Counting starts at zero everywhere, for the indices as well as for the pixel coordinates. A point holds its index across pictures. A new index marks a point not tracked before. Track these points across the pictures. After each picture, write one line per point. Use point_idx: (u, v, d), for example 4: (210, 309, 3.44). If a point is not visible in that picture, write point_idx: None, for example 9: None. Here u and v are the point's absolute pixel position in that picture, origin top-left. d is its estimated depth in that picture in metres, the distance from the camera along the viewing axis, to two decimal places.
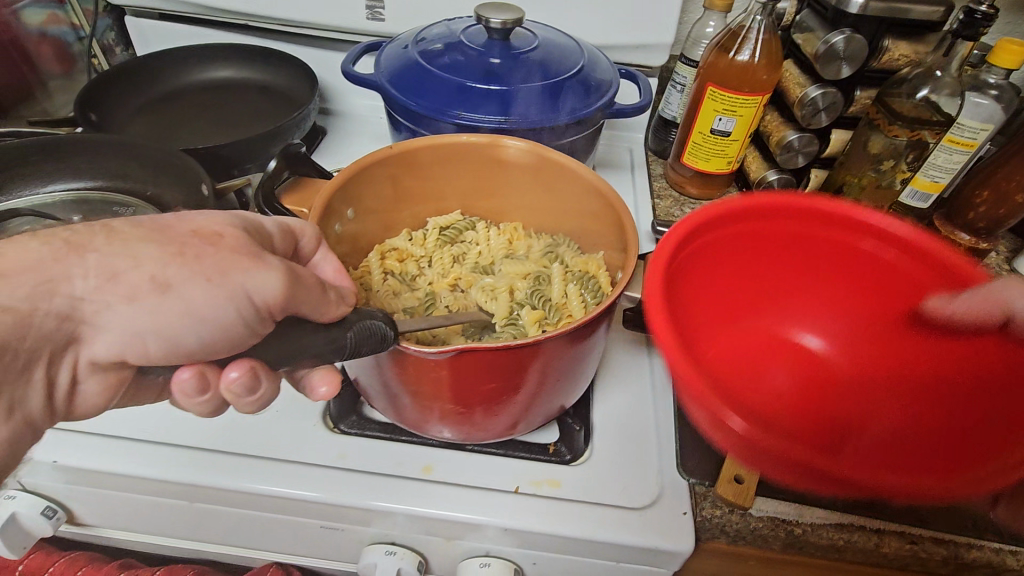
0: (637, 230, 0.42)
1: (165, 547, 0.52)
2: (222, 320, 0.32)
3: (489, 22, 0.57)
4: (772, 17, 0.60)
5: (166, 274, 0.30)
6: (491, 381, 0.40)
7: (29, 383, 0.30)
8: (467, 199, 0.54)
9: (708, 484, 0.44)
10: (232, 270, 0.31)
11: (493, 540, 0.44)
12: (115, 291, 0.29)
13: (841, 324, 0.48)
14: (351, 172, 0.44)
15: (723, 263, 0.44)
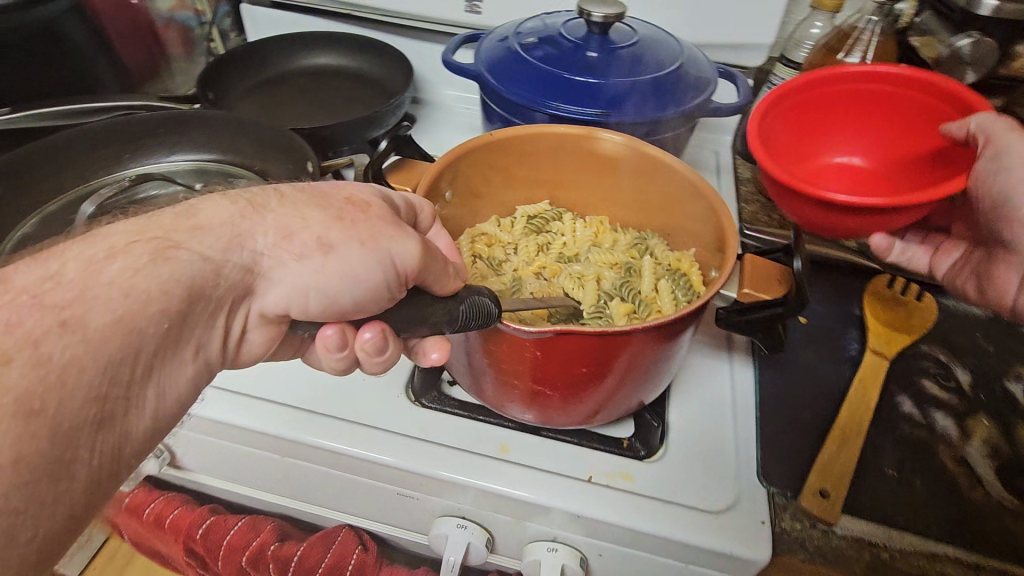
0: (736, 229, 0.41)
1: (250, 498, 0.56)
2: (372, 284, 0.32)
3: (591, 16, 0.57)
4: (888, 18, 0.58)
5: (332, 236, 0.30)
6: (578, 367, 0.40)
7: (212, 329, 0.30)
8: (557, 189, 0.55)
9: (789, 496, 0.42)
10: (383, 238, 0.32)
11: (563, 526, 0.45)
12: (290, 249, 0.30)
13: (881, 138, 0.53)
14: (455, 155, 0.45)
15: (791, 119, 0.53)
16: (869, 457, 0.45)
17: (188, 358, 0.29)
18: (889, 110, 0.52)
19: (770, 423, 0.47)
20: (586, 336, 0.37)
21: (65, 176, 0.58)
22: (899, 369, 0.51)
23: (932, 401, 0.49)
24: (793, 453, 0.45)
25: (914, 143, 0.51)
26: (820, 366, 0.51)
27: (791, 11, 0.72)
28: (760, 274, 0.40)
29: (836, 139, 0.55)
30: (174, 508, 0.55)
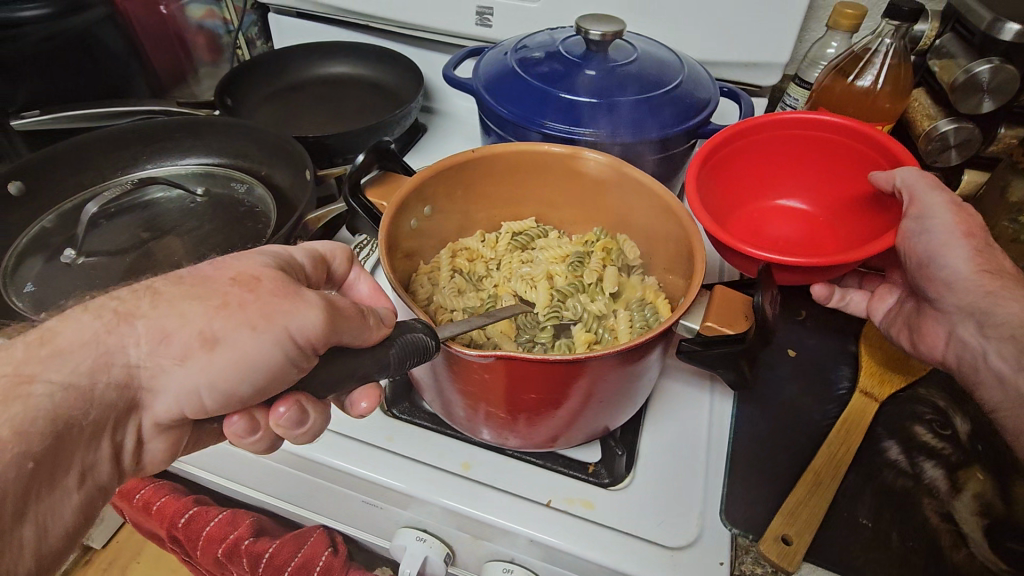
0: (706, 258, 0.40)
1: (233, 491, 0.58)
2: (271, 365, 0.33)
3: (589, 33, 0.56)
4: (905, 40, 0.55)
5: (211, 330, 0.31)
6: (534, 391, 0.40)
7: (100, 450, 0.32)
8: (544, 208, 0.55)
9: (751, 538, 0.41)
10: (276, 313, 0.32)
11: (521, 549, 0.44)
12: (167, 353, 0.31)
13: (823, 183, 0.58)
14: (431, 172, 0.46)
15: (733, 168, 0.57)
16: (842, 505, 0.42)
17: (72, 485, 0.32)
18: (822, 161, 0.57)
19: (740, 461, 0.45)
20: (538, 360, 0.37)
21: (85, 176, 0.62)
22: (889, 412, 0.48)
23: (922, 449, 0.46)
24: (761, 493, 0.43)
25: (849, 188, 0.57)
26: (803, 404, 0.49)
27: (810, 29, 0.69)
28: (725, 309, 0.40)
29: (778, 186, 0.60)
30: (162, 496, 0.58)
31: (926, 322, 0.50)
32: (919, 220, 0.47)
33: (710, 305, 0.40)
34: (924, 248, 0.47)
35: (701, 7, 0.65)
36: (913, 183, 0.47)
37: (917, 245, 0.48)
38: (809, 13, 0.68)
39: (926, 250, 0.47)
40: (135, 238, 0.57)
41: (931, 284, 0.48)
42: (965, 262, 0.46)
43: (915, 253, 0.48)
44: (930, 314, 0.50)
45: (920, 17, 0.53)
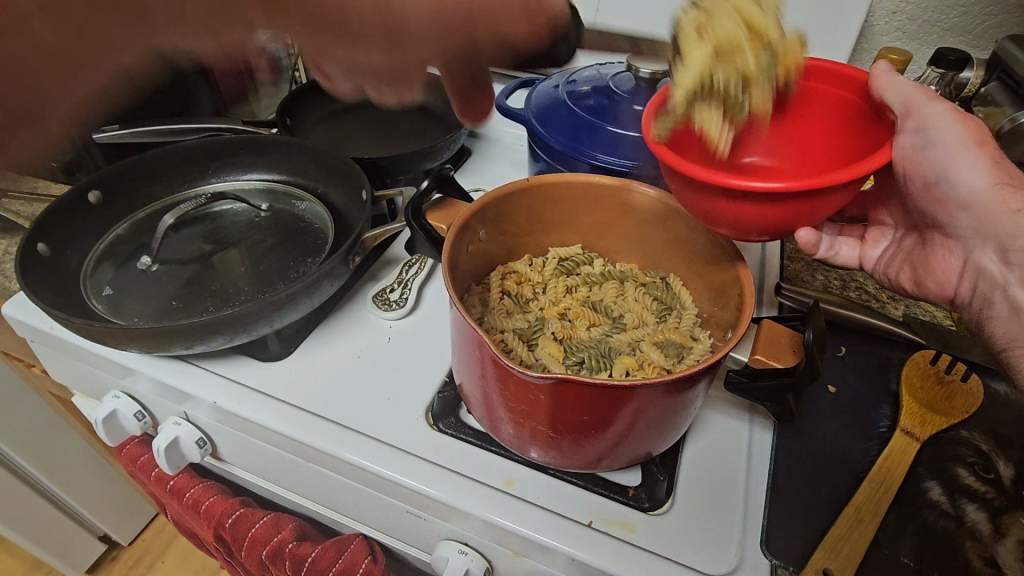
0: (756, 294, 0.42)
1: (276, 495, 0.60)
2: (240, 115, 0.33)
3: (638, 72, 0.59)
4: (950, 87, 0.57)
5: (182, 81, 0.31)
6: (583, 412, 0.41)
7: None
8: (591, 235, 0.57)
9: (792, 570, 0.42)
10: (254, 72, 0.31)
11: (561, 568, 0.45)
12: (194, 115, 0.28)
13: (780, 133, 0.50)
14: (489, 199, 0.48)
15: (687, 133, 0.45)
16: (884, 543, 0.43)
17: None
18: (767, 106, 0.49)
19: (781, 494, 0.46)
20: (589, 385, 0.38)
21: (159, 187, 0.66)
22: (931, 452, 0.49)
23: (965, 492, 0.46)
24: (803, 527, 0.44)
25: (810, 125, 0.49)
26: (843, 440, 0.49)
27: (853, 72, 0.71)
28: (773, 341, 0.41)
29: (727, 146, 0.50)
30: (210, 496, 0.60)
31: (936, 254, 0.53)
32: (921, 131, 0.46)
33: (758, 335, 0.41)
34: (935, 165, 0.47)
35: None
36: (910, 97, 0.45)
37: (927, 162, 0.48)
38: (854, 57, 0.69)
39: (936, 166, 0.47)
40: (200, 249, 0.60)
41: (945, 207, 0.50)
42: (981, 174, 0.46)
43: (925, 170, 0.48)
44: (942, 245, 0.53)
45: (966, 65, 0.55)
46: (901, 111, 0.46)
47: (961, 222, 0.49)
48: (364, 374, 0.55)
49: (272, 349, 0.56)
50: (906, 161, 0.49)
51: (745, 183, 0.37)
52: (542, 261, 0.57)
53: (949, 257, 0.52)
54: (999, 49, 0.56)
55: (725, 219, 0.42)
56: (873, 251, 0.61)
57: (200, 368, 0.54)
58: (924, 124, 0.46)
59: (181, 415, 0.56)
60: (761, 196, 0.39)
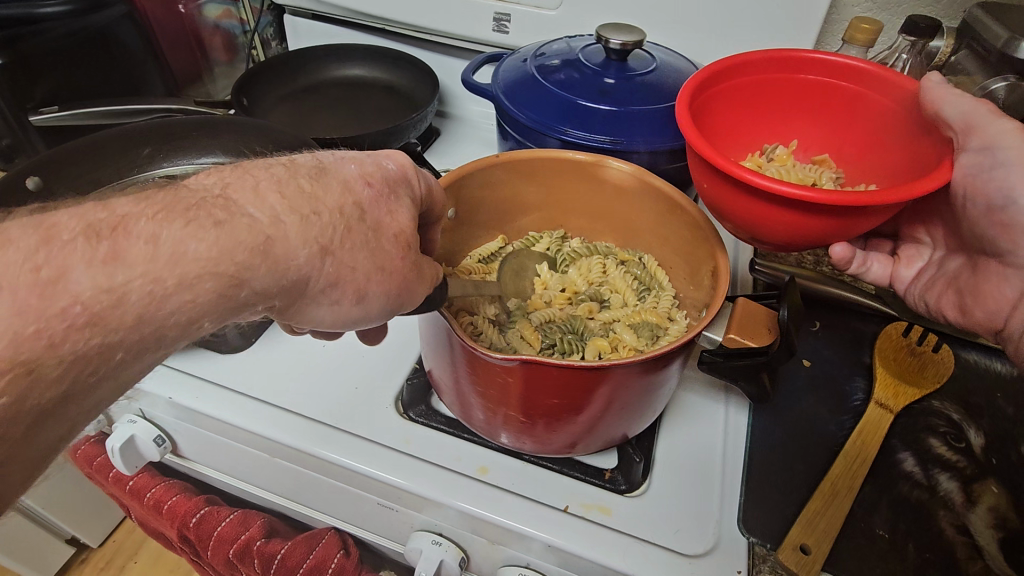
0: (730, 275, 0.40)
1: (244, 493, 0.58)
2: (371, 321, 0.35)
3: (609, 42, 0.57)
4: (922, 56, 0.57)
5: (368, 288, 0.33)
6: (560, 398, 0.40)
7: None
8: (567, 218, 0.56)
9: (769, 547, 0.41)
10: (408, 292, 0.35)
11: (536, 555, 0.44)
12: (329, 295, 0.32)
13: (820, 126, 0.51)
14: (460, 174, 0.46)
15: (723, 108, 0.49)
16: (859, 516, 0.43)
17: None
18: (821, 100, 0.50)
19: (758, 470, 0.46)
20: (560, 367, 0.37)
21: (102, 171, 0.60)
22: (903, 423, 0.49)
23: (936, 461, 0.46)
24: (778, 505, 0.43)
25: (851, 125, 0.49)
26: (817, 416, 0.49)
27: (825, 44, 0.70)
28: (748, 320, 0.40)
29: (774, 128, 0.53)
30: (173, 495, 0.58)
31: (989, 283, 0.47)
32: (986, 152, 0.42)
33: (734, 314, 0.40)
34: (1002, 189, 0.42)
35: (719, 18, 0.65)
36: (971, 112, 0.41)
37: (992, 186, 0.43)
38: (825, 28, 0.68)
39: (1003, 191, 0.42)
40: None
41: (1009, 236, 0.44)
42: None
43: (987, 195, 0.43)
44: (996, 271, 0.47)
45: (936, 33, 0.55)
46: (959, 129, 0.42)
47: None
48: (330, 364, 0.53)
49: (232, 342, 0.52)
50: (967, 189, 0.45)
51: (767, 185, 0.37)
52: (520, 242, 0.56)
53: (1003, 286, 0.46)
54: (968, 17, 0.55)
55: (748, 218, 0.42)
56: (906, 272, 0.55)
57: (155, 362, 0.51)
58: (990, 141, 0.41)
59: (136, 412, 0.53)
60: (784, 200, 0.38)
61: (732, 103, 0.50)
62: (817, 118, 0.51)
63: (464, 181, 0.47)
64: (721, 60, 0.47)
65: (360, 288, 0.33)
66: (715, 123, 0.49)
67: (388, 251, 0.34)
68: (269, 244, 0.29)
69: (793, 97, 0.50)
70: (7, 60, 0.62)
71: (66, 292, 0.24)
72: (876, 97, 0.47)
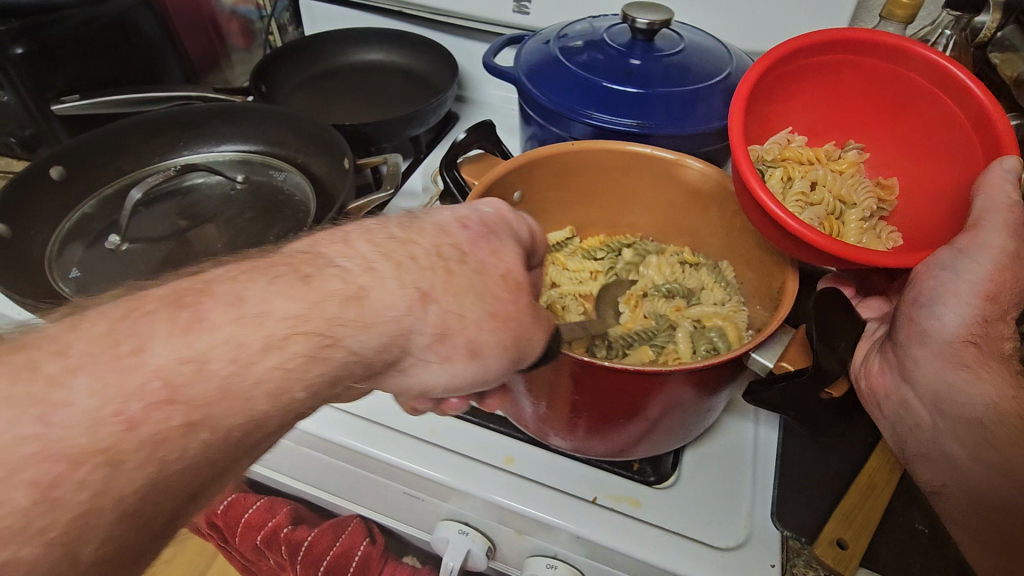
0: (791, 299, 0.40)
1: (269, 480, 0.58)
2: (494, 374, 0.32)
3: (635, 22, 0.55)
4: (966, 32, 0.54)
5: (480, 340, 0.30)
6: (609, 401, 0.39)
7: None
8: (625, 217, 0.56)
9: (803, 541, 0.40)
10: (524, 334, 0.32)
11: (564, 545, 0.44)
12: (440, 351, 0.30)
13: (900, 136, 0.45)
14: (528, 159, 0.48)
15: (789, 88, 0.45)
16: (897, 510, 0.42)
17: None
18: (915, 109, 0.43)
19: (791, 463, 0.45)
20: (615, 369, 0.36)
21: (124, 161, 0.61)
22: None
23: None
24: (813, 498, 0.42)
25: (928, 149, 0.43)
26: (852, 408, 0.48)
27: (859, 20, 0.67)
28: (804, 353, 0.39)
29: (854, 121, 0.47)
30: None
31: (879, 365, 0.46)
32: (956, 256, 0.37)
33: (788, 343, 0.39)
34: (932, 289, 0.39)
35: None
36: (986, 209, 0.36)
37: (929, 282, 0.39)
38: (860, 4, 0.65)
39: (932, 290, 0.39)
40: (174, 225, 0.56)
41: (907, 328, 0.42)
42: (961, 323, 0.38)
43: (919, 287, 0.40)
44: (890, 357, 0.45)
45: (982, 8, 0.52)
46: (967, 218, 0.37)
47: (918, 351, 0.41)
48: None
49: None
50: (914, 273, 0.40)
51: (765, 202, 0.38)
52: (589, 239, 0.57)
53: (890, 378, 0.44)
54: None
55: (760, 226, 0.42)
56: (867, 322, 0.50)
57: None
58: (971, 249, 0.37)
59: None
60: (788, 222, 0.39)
61: (792, 84, 0.45)
62: (893, 117, 0.44)
63: (532, 164, 0.49)
64: (785, 45, 0.42)
65: (473, 340, 0.30)
66: (760, 109, 0.45)
67: (495, 291, 0.31)
68: (362, 295, 0.28)
69: (879, 88, 0.44)
70: (29, 50, 0.62)
71: (145, 366, 0.24)
72: (967, 129, 0.40)
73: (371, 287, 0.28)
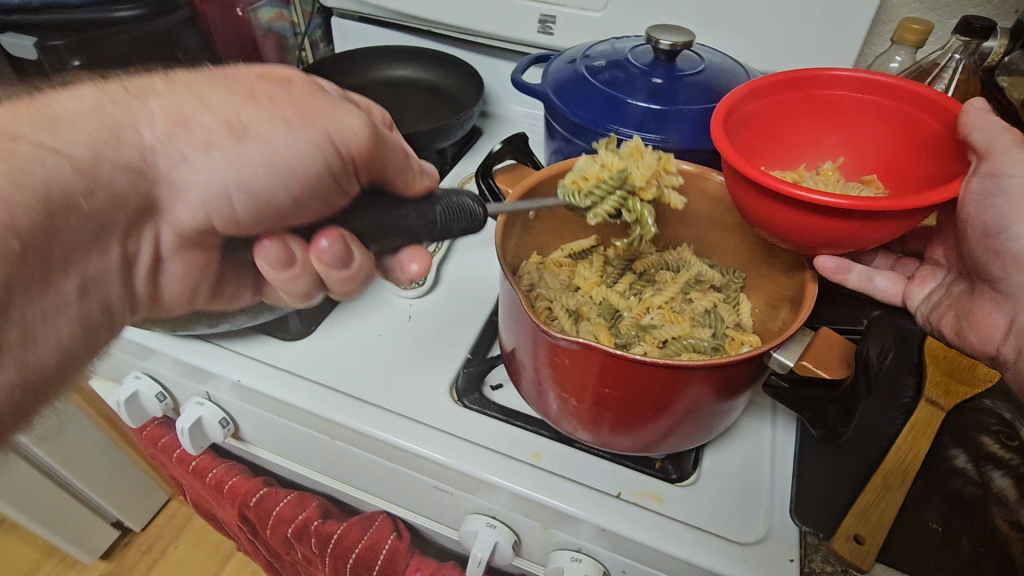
0: (812, 301, 0.41)
1: (299, 475, 0.60)
2: (306, 164, 0.37)
3: (659, 43, 0.58)
4: (975, 56, 0.57)
5: (242, 117, 0.34)
6: (630, 396, 0.41)
7: None
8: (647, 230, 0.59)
9: (821, 537, 0.42)
10: (314, 113, 0.37)
11: (588, 538, 0.45)
12: (190, 138, 0.33)
13: (857, 141, 0.49)
14: (559, 170, 0.51)
15: (756, 128, 0.47)
16: (912, 510, 0.43)
17: None
18: (855, 117, 0.48)
19: (807, 464, 0.46)
20: (641, 365, 0.38)
21: None
22: (956, 421, 0.48)
23: (989, 459, 0.45)
24: (831, 498, 0.44)
25: (890, 141, 0.47)
26: (869, 413, 0.49)
27: (871, 44, 0.70)
28: (821, 353, 0.42)
29: (809, 144, 0.50)
30: (233, 476, 0.61)
31: (984, 308, 0.46)
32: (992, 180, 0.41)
33: (808, 344, 0.42)
34: (995, 216, 0.41)
35: (765, 18, 0.66)
36: (993, 137, 0.39)
37: (988, 213, 0.42)
38: (872, 29, 0.68)
39: (997, 219, 0.41)
40: None
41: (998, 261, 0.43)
42: None
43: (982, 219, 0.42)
44: (988, 299, 0.46)
45: (990, 35, 0.55)
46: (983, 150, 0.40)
47: (1013, 280, 0.42)
48: (389, 352, 0.54)
49: (294, 329, 0.55)
50: (970, 213, 0.43)
51: (809, 195, 0.37)
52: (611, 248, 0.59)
53: (996, 314, 0.45)
54: None
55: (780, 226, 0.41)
56: (917, 292, 0.54)
57: (222, 347, 0.53)
58: (998, 171, 0.40)
59: (203, 395, 0.56)
60: (813, 210, 0.38)
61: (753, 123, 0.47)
62: (824, 122, 0.49)
63: (563, 174, 0.52)
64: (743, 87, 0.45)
65: (232, 118, 0.34)
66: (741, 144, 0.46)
67: (239, 81, 0.36)
68: (61, 115, 0.31)
69: (817, 111, 0.48)
70: (84, 63, 0.67)
71: None
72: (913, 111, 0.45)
73: (66, 102, 0.32)
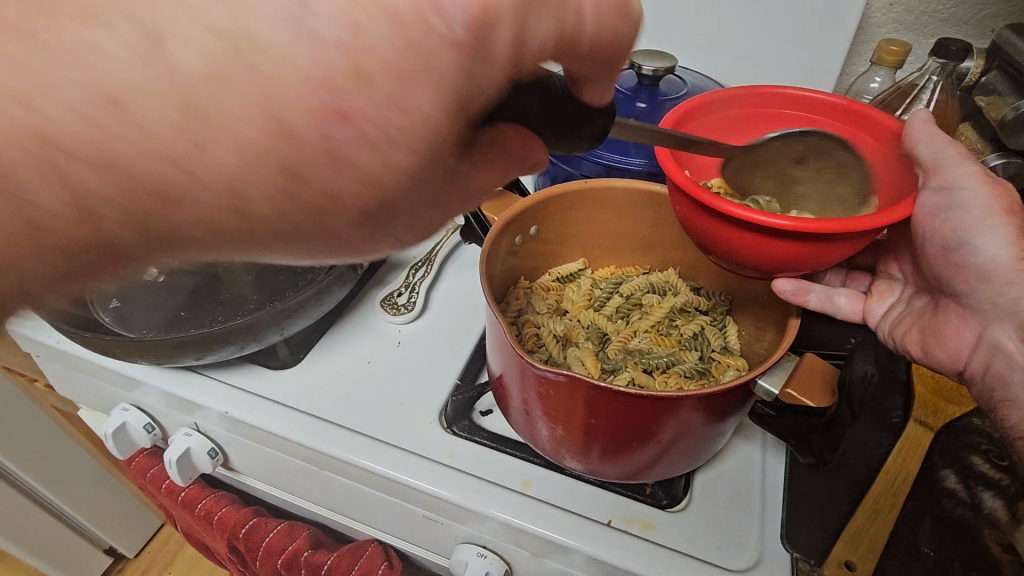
0: (797, 329, 0.41)
1: (290, 504, 0.60)
2: None
3: (641, 69, 0.59)
4: (952, 77, 0.58)
5: None
6: (617, 423, 0.41)
7: None
8: (635, 254, 0.60)
9: (813, 563, 0.42)
10: None
11: (580, 567, 0.45)
12: None
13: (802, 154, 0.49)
14: (544, 197, 0.51)
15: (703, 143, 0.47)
16: (903, 534, 0.43)
17: None
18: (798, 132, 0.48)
19: (798, 489, 0.47)
20: (628, 394, 0.38)
21: None
22: (945, 441, 0.45)
23: (979, 479, 0.44)
24: (821, 520, 0.44)
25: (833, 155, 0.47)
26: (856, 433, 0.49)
27: (852, 64, 0.71)
28: (809, 379, 0.41)
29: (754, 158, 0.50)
30: (222, 506, 0.60)
31: (950, 324, 0.49)
32: (942, 192, 0.44)
33: (793, 369, 0.42)
34: (955, 229, 0.45)
35: (748, 41, 0.67)
36: (940, 151, 0.43)
37: (946, 226, 0.45)
38: (852, 50, 0.70)
39: (956, 232, 0.45)
40: None
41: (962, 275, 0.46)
42: (1005, 246, 0.43)
43: (943, 235, 0.46)
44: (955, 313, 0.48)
45: (966, 56, 0.56)
46: (928, 166, 0.44)
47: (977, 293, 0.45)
48: (379, 378, 0.54)
49: (282, 357, 0.55)
50: (926, 225, 0.47)
51: (757, 216, 0.36)
52: (600, 271, 0.60)
53: (962, 329, 0.48)
54: (999, 38, 0.57)
55: (731, 245, 0.40)
56: (878, 306, 0.56)
57: (210, 377, 0.53)
58: (946, 184, 0.44)
59: (191, 426, 0.56)
60: (764, 230, 0.37)
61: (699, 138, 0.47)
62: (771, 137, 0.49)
63: (549, 201, 0.52)
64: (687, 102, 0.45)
65: None
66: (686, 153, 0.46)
67: None
68: None
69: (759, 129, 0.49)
70: None
71: None
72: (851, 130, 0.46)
73: None
